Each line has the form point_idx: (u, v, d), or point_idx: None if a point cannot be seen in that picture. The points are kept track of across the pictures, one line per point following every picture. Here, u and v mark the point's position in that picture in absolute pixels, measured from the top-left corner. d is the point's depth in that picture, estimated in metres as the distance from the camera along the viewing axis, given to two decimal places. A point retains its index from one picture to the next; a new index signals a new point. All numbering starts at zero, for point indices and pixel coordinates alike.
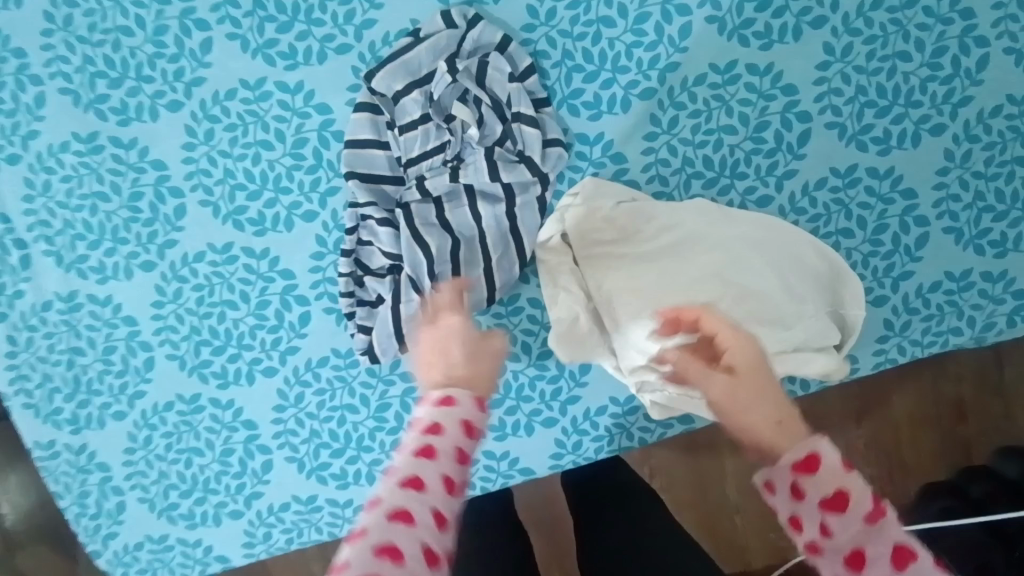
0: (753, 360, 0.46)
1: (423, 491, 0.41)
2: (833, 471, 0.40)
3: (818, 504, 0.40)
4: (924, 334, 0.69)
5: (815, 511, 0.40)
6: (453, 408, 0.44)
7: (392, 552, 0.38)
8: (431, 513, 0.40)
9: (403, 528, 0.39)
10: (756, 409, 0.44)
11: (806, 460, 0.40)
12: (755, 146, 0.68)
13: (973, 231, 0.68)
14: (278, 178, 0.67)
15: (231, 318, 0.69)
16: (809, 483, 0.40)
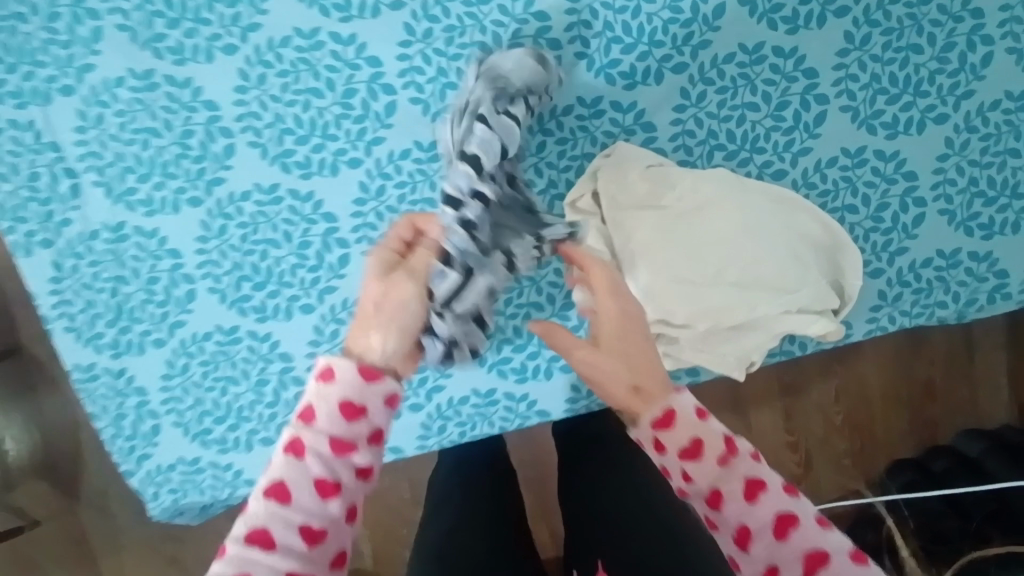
0: (613, 324, 0.57)
1: (311, 454, 0.44)
2: (742, 464, 0.47)
3: (725, 490, 0.47)
4: (913, 305, 0.74)
5: (735, 509, 0.46)
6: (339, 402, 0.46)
7: (281, 494, 0.43)
8: (318, 476, 0.44)
9: (289, 472, 0.43)
10: (611, 376, 0.55)
11: (692, 446, 0.49)
12: (776, 123, 0.71)
13: (964, 214, 0.73)
14: (326, 125, 0.71)
15: (273, 256, 0.73)
16: (695, 466, 0.48)
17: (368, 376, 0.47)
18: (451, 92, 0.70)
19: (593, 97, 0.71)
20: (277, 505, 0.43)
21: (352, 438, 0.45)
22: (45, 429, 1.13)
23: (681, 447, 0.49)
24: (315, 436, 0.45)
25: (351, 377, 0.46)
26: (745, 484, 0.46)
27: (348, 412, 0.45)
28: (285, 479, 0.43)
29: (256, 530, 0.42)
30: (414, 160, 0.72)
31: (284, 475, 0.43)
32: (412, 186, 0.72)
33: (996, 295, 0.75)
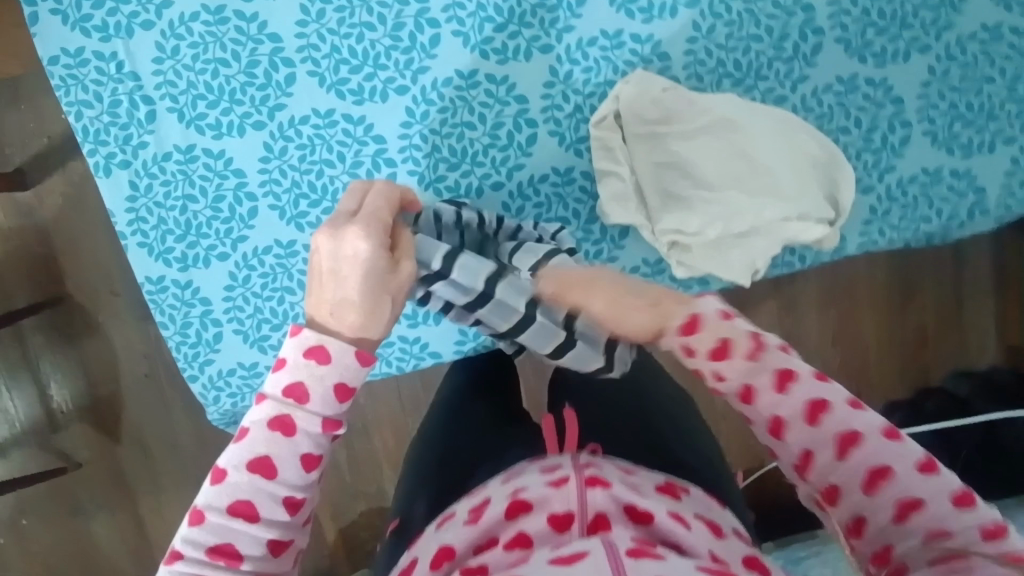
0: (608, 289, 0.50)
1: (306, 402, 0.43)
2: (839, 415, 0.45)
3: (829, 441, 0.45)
4: (901, 220, 0.83)
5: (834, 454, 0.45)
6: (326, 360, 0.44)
7: (282, 428, 0.43)
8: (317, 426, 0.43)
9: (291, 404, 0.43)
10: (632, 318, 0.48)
11: (782, 376, 0.46)
12: (776, 53, 0.80)
13: (946, 135, 0.81)
14: (378, 56, 0.80)
15: (328, 175, 0.82)
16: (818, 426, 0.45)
17: (362, 360, 0.45)
18: (488, 25, 0.79)
19: (615, 29, 0.79)
20: (293, 404, 0.43)
21: (341, 417, 0.44)
22: (91, 374, 1.17)
23: (685, 343, 0.47)
24: (322, 386, 0.44)
25: (349, 361, 0.45)
26: (754, 344, 0.46)
27: (342, 395, 0.44)
28: (284, 417, 0.43)
29: (282, 419, 0.43)
30: (455, 87, 0.80)
31: (299, 378, 0.43)
32: (453, 110, 0.81)
33: (976, 210, 0.83)
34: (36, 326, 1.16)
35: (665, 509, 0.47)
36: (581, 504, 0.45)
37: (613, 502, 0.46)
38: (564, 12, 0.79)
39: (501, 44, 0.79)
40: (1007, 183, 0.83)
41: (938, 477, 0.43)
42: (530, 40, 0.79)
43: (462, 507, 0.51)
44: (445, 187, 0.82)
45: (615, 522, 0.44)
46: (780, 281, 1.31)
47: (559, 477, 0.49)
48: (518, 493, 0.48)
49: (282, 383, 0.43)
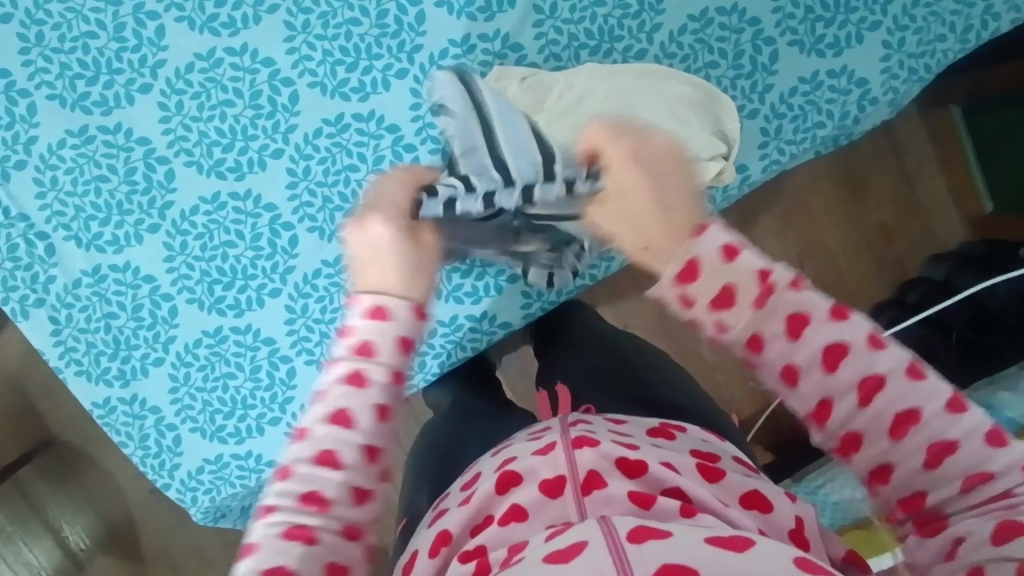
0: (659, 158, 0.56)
1: (374, 462, 0.46)
2: (712, 269, 0.51)
3: (710, 304, 0.51)
4: (795, 133, 0.83)
5: (709, 310, 0.51)
6: (363, 389, 0.47)
7: (315, 502, 0.44)
8: (383, 468, 0.47)
9: (326, 470, 0.44)
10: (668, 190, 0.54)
11: (686, 271, 0.52)
12: (623, 12, 0.80)
13: (811, 40, 0.81)
14: (245, 128, 0.81)
15: (233, 255, 0.83)
16: (696, 289, 0.51)
17: (383, 414, 0.47)
18: (340, 68, 0.80)
19: (461, 36, 0.80)
20: (339, 430, 0.45)
21: (400, 374, 0.48)
22: (60, 516, 1.13)
23: (711, 297, 0.51)
24: (375, 368, 0.47)
25: (405, 319, 0.49)
26: (788, 321, 0.48)
27: (369, 456, 0.46)
28: (317, 487, 0.44)
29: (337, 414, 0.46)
30: (327, 136, 0.81)
31: (345, 404, 0.46)
32: (333, 158, 0.81)
33: (865, 102, 0.83)
34: (36, 476, 1.12)
35: (658, 456, 0.44)
36: (571, 466, 0.42)
37: (604, 459, 0.43)
38: (408, 34, 0.80)
39: (358, 82, 0.80)
40: (886, 67, 0.82)
41: (910, 428, 0.45)
42: (384, 70, 0.80)
43: (457, 487, 0.49)
44: None
45: (609, 478, 0.42)
46: (726, 215, 1.27)
47: (546, 444, 0.45)
48: (509, 465, 0.45)
49: (309, 454, 0.45)
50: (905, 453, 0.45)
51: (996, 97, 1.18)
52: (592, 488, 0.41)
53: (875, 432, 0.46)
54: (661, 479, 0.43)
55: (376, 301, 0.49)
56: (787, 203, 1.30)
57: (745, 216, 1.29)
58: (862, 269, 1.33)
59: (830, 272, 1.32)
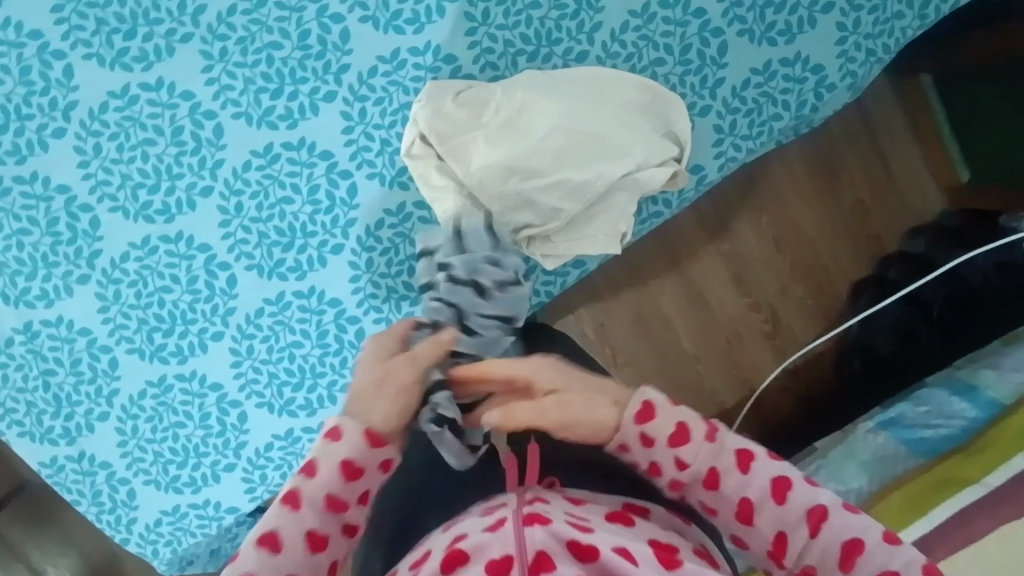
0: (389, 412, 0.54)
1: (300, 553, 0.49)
2: (667, 412, 0.54)
3: (667, 446, 0.53)
4: (751, 128, 0.79)
5: (667, 451, 0.53)
6: (338, 444, 0.51)
7: (269, 544, 0.47)
8: (301, 543, 0.48)
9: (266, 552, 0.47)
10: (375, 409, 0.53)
11: (643, 410, 0.54)
12: (560, 12, 0.75)
13: (762, 28, 0.76)
14: (169, 167, 0.76)
15: (170, 301, 0.79)
16: (653, 432, 0.53)
17: (334, 506, 0.50)
18: (264, 96, 0.75)
19: (390, 51, 0.75)
20: (286, 510, 0.49)
21: (346, 498, 0.51)
22: None
23: (668, 436, 0.53)
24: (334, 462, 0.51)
25: (359, 443, 0.52)
26: (774, 483, 0.52)
27: (313, 544, 0.49)
28: (275, 527, 0.48)
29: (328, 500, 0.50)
30: (257, 169, 0.77)
31: (298, 488, 0.50)
32: (265, 192, 0.77)
33: (822, 90, 0.78)
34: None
35: (613, 541, 0.41)
36: (519, 546, 0.39)
37: (553, 539, 0.40)
38: (333, 53, 0.75)
39: (284, 109, 0.75)
40: (842, 51, 0.77)
41: (824, 526, 0.50)
42: (311, 94, 0.75)
43: (403, 568, 0.46)
44: (288, 269, 0.78)
45: (558, 561, 0.39)
46: (698, 208, 1.23)
47: (496, 521, 0.43)
48: (457, 543, 0.42)
49: (257, 534, 0.48)
50: (827, 553, 0.49)
51: (979, 69, 1.10)
52: (541, 570, 0.38)
53: (829, 561, 0.49)
54: (613, 566, 0.39)
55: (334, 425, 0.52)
56: (759, 190, 1.26)
57: (718, 205, 1.24)
58: (843, 247, 1.29)
59: (810, 252, 1.28)
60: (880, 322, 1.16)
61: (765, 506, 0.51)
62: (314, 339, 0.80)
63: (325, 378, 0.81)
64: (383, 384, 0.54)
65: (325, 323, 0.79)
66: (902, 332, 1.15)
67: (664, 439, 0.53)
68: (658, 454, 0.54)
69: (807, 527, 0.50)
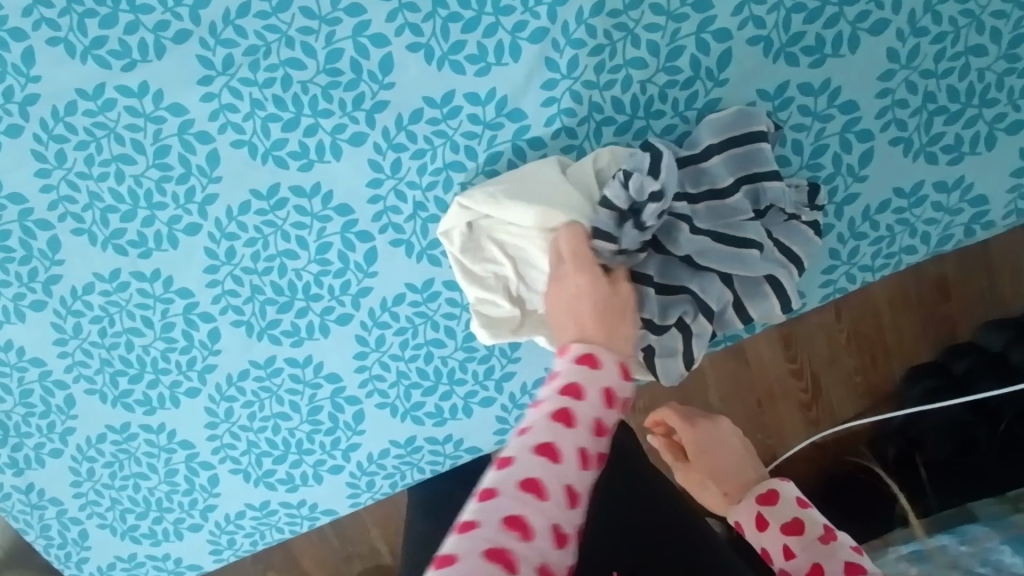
0: (592, 304, 0.49)
1: (531, 538, 0.33)
2: (607, 371, 0.43)
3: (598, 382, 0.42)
4: (874, 258, 0.63)
5: (596, 389, 0.41)
6: (557, 466, 0.37)
7: (504, 557, 0.32)
8: (538, 568, 0.33)
9: (518, 537, 0.33)
10: (582, 308, 0.48)
11: (569, 386, 0.41)
12: (670, 78, 0.57)
13: (923, 139, 0.59)
14: (149, 193, 0.60)
15: (140, 345, 0.65)
16: (586, 378, 0.42)
17: (559, 541, 0.35)
18: (274, 125, 0.58)
19: (443, 94, 0.58)
20: (518, 537, 0.33)
21: (566, 531, 0.35)
22: None
23: (600, 395, 0.41)
24: (557, 479, 0.36)
25: (575, 469, 0.38)
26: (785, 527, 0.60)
27: (522, 530, 0.33)
28: (503, 541, 0.32)
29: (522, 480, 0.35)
30: (256, 212, 0.61)
31: (505, 540, 0.32)
32: (264, 241, 0.62)
33: (975, 226, 0.62)
34: None
35: None
36: None
37: None
38: (368, 85, 0.57)
39: (298, 145, 0.59)
40: (1017, 184, 0.61)
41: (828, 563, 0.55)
42: (334, 131, 0.58)
43: None
44: (282, 332, 0.65)
45: None
46: None
47: None
48: None
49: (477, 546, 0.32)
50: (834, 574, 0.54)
51: None
52: None
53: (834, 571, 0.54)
54: None
55: (550, 437, 0.38)
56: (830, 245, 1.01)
57: None
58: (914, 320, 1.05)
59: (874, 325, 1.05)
60: (931, 418, 0.93)
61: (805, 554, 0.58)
62: (304, 414, 0.68)
63: (313, 457, 0.70)
64: (604, 308, 0.48)
65: (319, 399, 0.67)
66: (976, 431, 0.92)
67: (586, 424, 0.40)
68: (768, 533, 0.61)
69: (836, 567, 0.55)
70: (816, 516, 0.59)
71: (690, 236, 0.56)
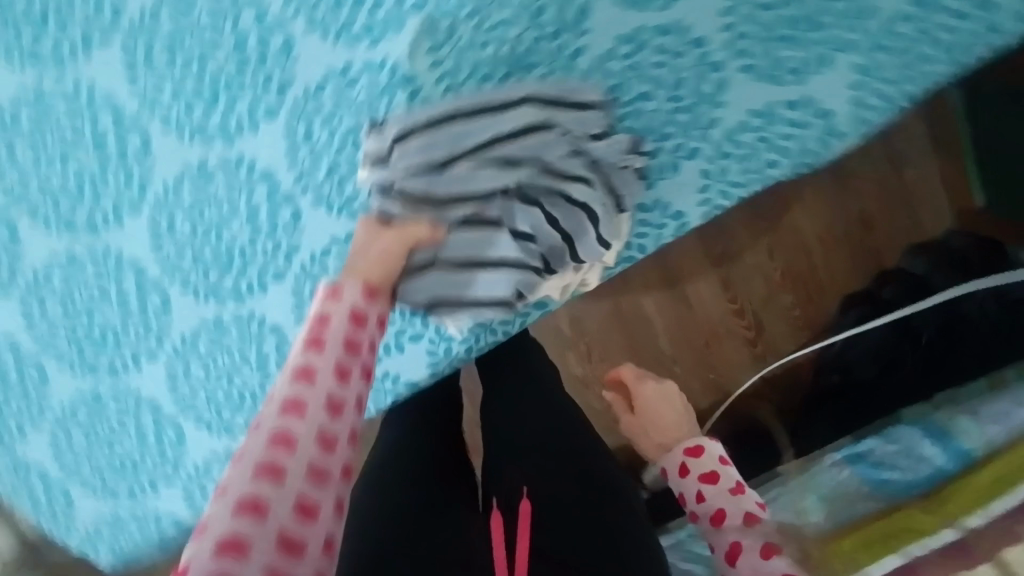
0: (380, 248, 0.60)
1: (281, 482, 0.39)
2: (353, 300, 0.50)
3: (346, 315, 0.49)
4: (741, 173, 0.78)
5: (342, 325, 0.48)
6: (313, 384, 0.43)
7: (255, 509, 0.37)
8: (293, 503, 0.38)
9: (270, 486, 0.38)
10: (381, 252, 0.60)
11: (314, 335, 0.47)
12: (540, 34, 0.60)
13: (768, 64, 0.68)
14: (94, 180, 0.69)
15: (102, 316, 0.74)
16: (335, 313, 0.48)
17: (318, 476, 0.40)
18: (197, 107, 0.65)
19: (341, 65, 0.62)
20: (270, 482, 0.38)
21: (326, 466, 0.41)
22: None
23: (346, 316, 0.49)
24: (312, 402, 0.42)
25: (328, 384, 0.44)
26: (704, 475, 0.69)
27: (271, 481, 0.38)
28: (257, 492, 0.38)
29: (277, 432, 0.40)
30: (190, 187, 0.68)
31: (259, 493, 0.38)
32: (199, 211, 0.69)
33: (826, 137, 0.76)
34: None
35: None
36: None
37: None
38: (273, 64, 0.63)
39: (221, 123, 0.66)
40: (857, 94, 0.71)
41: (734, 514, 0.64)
42: (250, 108, 0.65)
43: None
44: (226, 293, 0.72)
45: None
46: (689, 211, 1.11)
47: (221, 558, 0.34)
48: None
49: (231, 504, 0.37)
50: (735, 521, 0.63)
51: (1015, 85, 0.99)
52: None
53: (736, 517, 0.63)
54: None
55: (302, 363, 0.44)
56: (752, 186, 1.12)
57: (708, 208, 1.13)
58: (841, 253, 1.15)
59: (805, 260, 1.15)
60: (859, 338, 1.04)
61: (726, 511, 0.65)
62: (254, 365, 0.74)
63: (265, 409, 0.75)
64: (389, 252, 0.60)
65: (265, 350, 0.74)
66: None
67: (337, 347, 0.46)
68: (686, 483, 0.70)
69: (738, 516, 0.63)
70: (732, 474, 0.69)
71: (558, 178, 0.70)
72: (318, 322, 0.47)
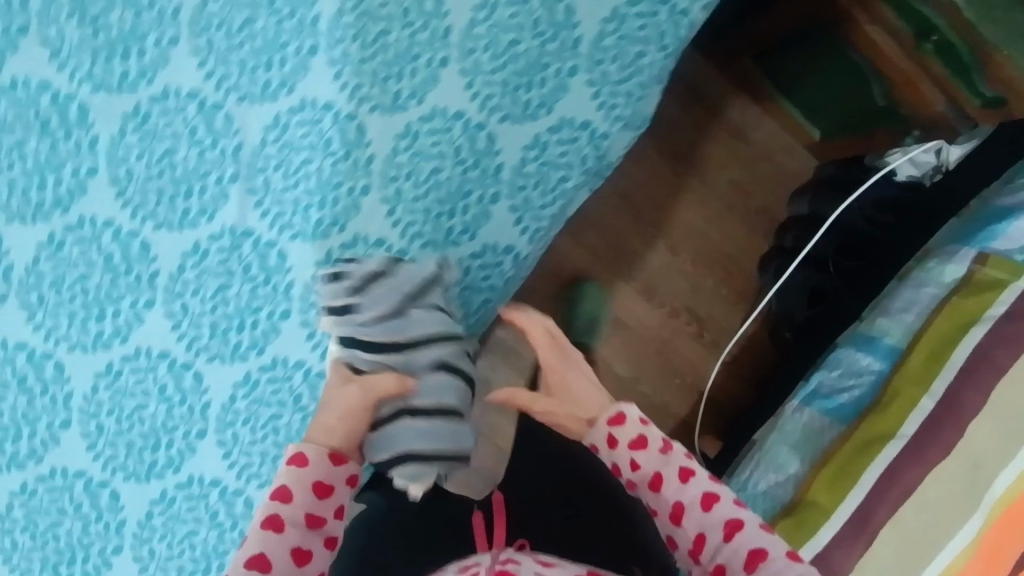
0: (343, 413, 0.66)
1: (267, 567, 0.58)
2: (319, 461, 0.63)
3: (325, 460, 0.63)
4: (541, 198, 0.86)
5: (322, 463, 0.62)
6: (296, 498, 0.61)
7: (260, 562, 0.58)
8: (287, 555, 0.59)
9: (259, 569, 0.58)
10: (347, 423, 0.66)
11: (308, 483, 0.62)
12: (332, 158, 0.80)
13: (518, 109, 0.82)
14: (25, 414, 0.85)
15: (65, 529, 0.85)
16: (312, 463, 0.62)
17: (300, 556, 0.60)
18: (93, 321, 0.83)
19: (192, 245, 0.82)
20: (271, 534, 0.59)
21: (306, 548, 0.60)
22: None
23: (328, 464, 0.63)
24: (293, 510, 0.60)
25: (310, 497, 0.61)
26: (633, 441, 0.69)
27: (259, 562, 0.58)
28: (262, 550, 0.59)
29: (267, 520, 0.60)
30: (106, 388, 0.83)
31: (263, 550, 0.59)
32: (117, 406, 0.83)
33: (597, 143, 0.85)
34: None
35: None
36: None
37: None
38: (139, 265, 0.82)
39: (115, 327, 0.83)
40: (600, 103, 0.83)
41: (682, 478, 0.66)
42: (133, 305, 0.83)
43: None
44: (163, 467, 0.83)
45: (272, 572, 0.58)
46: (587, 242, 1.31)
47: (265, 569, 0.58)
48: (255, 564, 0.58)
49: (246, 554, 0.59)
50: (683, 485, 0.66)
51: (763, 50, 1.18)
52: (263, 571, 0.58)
53: (674, 477, 0.66)
54: None
55: (288, 484, 0.61)
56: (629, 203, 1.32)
57: (605, 235, 1.32)
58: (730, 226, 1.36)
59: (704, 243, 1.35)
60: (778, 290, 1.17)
61: (670, 477, 0.67)
62: (207, 521, 0.83)
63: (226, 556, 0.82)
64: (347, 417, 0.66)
65: (212, 503, 0.83)
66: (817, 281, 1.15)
67: (319, 470, 0.62)
68: (615, 455, 0.70)
69: (677, 476, 0.66)
70: (654, 430, 0.69)
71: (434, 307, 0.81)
72: (297, 461, 0.62)
